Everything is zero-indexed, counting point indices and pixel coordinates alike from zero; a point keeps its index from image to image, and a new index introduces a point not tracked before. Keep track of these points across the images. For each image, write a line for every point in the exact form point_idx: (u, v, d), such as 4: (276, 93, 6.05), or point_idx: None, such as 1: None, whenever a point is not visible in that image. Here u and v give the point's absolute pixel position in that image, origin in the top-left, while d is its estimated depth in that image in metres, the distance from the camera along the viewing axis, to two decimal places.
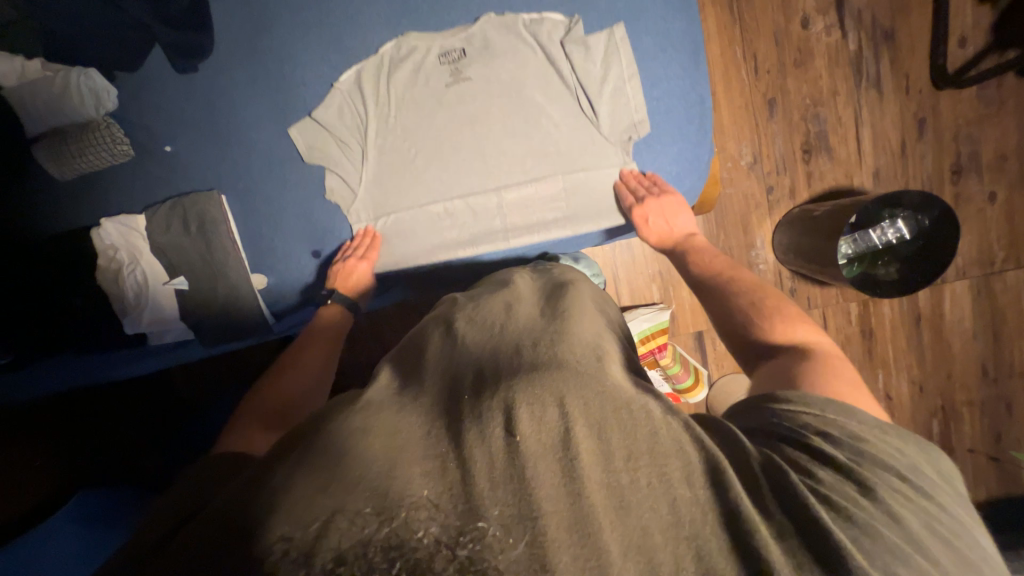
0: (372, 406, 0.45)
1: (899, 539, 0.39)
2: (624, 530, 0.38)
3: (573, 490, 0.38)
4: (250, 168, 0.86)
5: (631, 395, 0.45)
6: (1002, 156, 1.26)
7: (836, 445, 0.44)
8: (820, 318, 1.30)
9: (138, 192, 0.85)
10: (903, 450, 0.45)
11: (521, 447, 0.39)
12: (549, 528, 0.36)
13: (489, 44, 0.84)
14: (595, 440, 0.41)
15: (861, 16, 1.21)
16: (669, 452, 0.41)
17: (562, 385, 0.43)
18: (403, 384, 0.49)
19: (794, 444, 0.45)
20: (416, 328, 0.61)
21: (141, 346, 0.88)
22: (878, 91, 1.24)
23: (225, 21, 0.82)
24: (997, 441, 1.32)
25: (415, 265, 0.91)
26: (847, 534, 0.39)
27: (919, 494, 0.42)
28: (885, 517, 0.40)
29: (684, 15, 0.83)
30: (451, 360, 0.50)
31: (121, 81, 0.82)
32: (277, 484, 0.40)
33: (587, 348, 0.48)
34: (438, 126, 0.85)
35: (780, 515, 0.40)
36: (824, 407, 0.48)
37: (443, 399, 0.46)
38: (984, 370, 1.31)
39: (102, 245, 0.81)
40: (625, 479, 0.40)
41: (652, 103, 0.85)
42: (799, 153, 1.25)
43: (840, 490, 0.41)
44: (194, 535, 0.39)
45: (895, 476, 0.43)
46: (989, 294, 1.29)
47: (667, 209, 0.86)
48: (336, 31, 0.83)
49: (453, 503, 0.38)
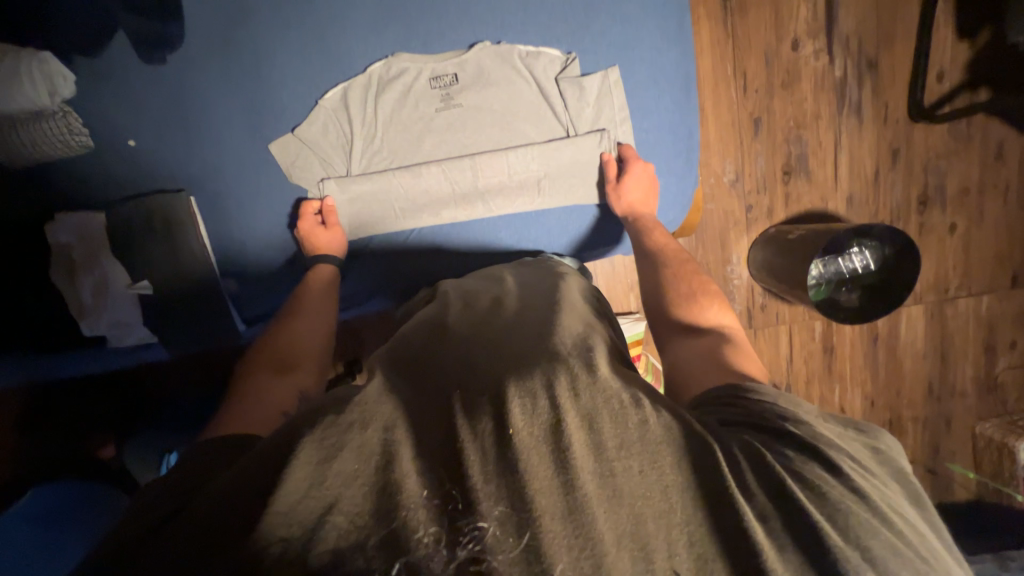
0: (368, 400, 0.44)
1: (866, 515, 0.40)
2: (617, 519, 0.37)
3: (566, 484, 0.37)
4: (223, 168, 0.81)
5: (618, 388, 0.45)
6: (965, 189, 1.32)
7: (812, 431, 0.46)
8: (787, 334, 1.36)
9: (95, 185, 0.79)
10: (864, 441, 0.48)
11: (513, 440, 0.39)
12: (546, 524, 0.36)
13: (482, 72, 0.82)
14: (586, 431, 0.41)
15: (848, 42, 1.23)
16: (660, 442, 0.41)
17: (550, 378, 0.44)
18: (394, 383, 0.48)
19: (772, 432, 0.46)
20: (406, 329, 0.60)
21: (100, 349, 0.83)
22: (858, 118, 1.27)
23: (199, 17, 0.77)
24: (935, 454, 1.42)
25: (398, 250, 0.87)
26: (820, 511, 0.39)
27: (881, 478, 0.44)
28: (853, 496, 0.41)
29: (678, 47, 0.83)
30: (442, 363, 0.50)
31: (79, 65, 0.76)
32: (274, 472, 0.39)
33: (574, 343, 0.51)
34: (426, 151, 0.83)
35: (767, 502, 0.40)
36: (782, 400, 0.49)
37: (433, 399, 0.45)
38: (930, 388, 1.40)
39: (57, 242, 0.77)
40: (617, 468, 0.39)
41: (640, 134, 0.86)
42: (779, 174, 1.28)
43: (827, 482, 0.41)
44: (189, 530, 0.38)
45: (858, 460, 0.45)
46: (941, 319, 1.38)
47: (649, 197, 0.85)
48: (320, 31, 0.79)
49: (449, 501, 0.37)
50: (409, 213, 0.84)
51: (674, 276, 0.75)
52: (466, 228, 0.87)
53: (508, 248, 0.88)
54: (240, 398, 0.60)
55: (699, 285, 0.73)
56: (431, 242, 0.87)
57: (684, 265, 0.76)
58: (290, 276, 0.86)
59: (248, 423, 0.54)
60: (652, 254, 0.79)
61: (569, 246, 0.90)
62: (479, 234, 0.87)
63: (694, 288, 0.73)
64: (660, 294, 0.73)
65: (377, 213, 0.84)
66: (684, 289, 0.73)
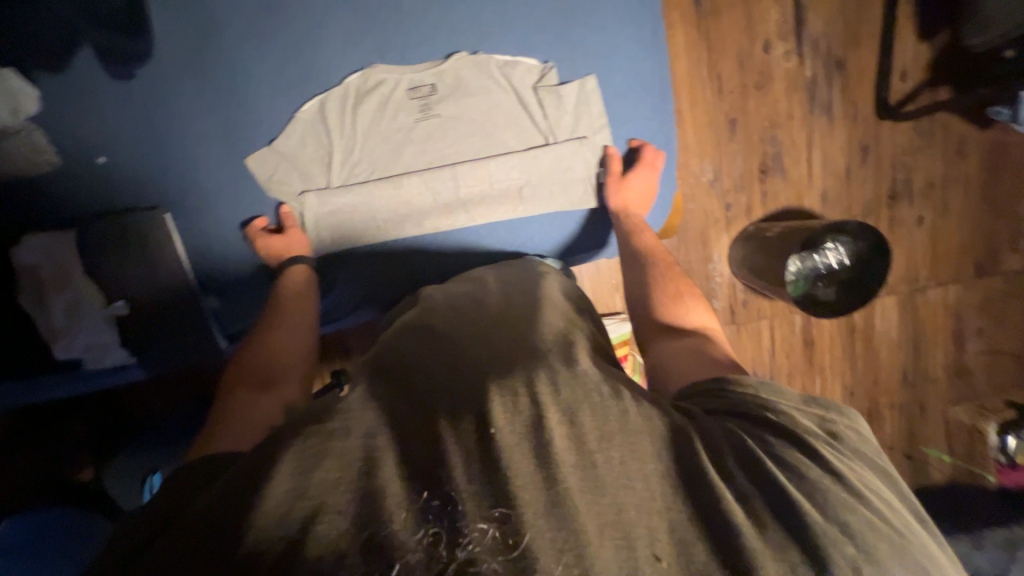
0: (352, 407, 0.43)
1: (839, 491, 0.40)
2: (600, 510, 0.37)
3: (549, 478, 0.38)
4: (200, 183, 0.80)
5: (598, 380, 0.46)
6: (931, 184, 1.38)
7: (786, 416, 0.46)
8: (769, 328, 1.39)
9: (64, 204, 0.77)
10: (841, 422, 0.47)
11: (495, 438, 0.39)
12: (530, 519, 0.36)
13: (461, 82, 0.82)
14: (568, 426, 0.41)
15: (817, 44, 1.27)
16: (641, 431, 0.41)
17: (531, 378, 0.45)
18: (375, 387, 0.47)
19: (754, 420, 0.46)
20: (389, 333, 0.59)
21: (73, 372, 0.80)
22: (829, 117, 1.31)
23: (169, 30, 0.76)
24: (912, 439, 1.47)
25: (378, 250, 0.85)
26: (799, 491, 0.40)
27: (857, 458, 0.44)
28: (831, 478, 0.41)
29: (653, 55, 0.84)
30: (424, 366, 0.49)
31: (43, 81, 0.73)
32: (256, 482, 0.38)
33: (555, 341, 0.52)
34: (407, 161, 0.83)
35: (747, 485, 0.40)
36: (763, 389, 0.49)
37: (416, 401, 0.44)
38: (905, 376, 1.45)
39: (25, 264, 0.74)
40: (599, 460, 0.39)
41: (620, 141, 0.88)
42: (755, 173, 1.31)
43: (805, 465, 0.41)
44: (170, 551, 0.37)
45: (833, 440, 0.45)
46: (913, 309, 1.43)
47: (646, 200, 0.87)
48: (296, 42, 0.78)
49: (435, 502, 0.37)
50: (392, 224, 0.84)
51: (659, 279, 0.76)
52: (448, 231, 0.86)
53: (492, 251, 0.88)
54: (223, 418, 0.59)
55: (681, 287, 0.75)
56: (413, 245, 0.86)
57: (669, 266, 0.78)
58: (261, 283, 0.84)
59: (230, 441, 0.54)
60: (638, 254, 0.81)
61: (554, 249, 0.91)
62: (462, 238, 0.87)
63: (680, 290, 0.74)
64: (643, 295, 0.74)
65: (358, 219, 0.83)
66: (668, 291, 0.74)
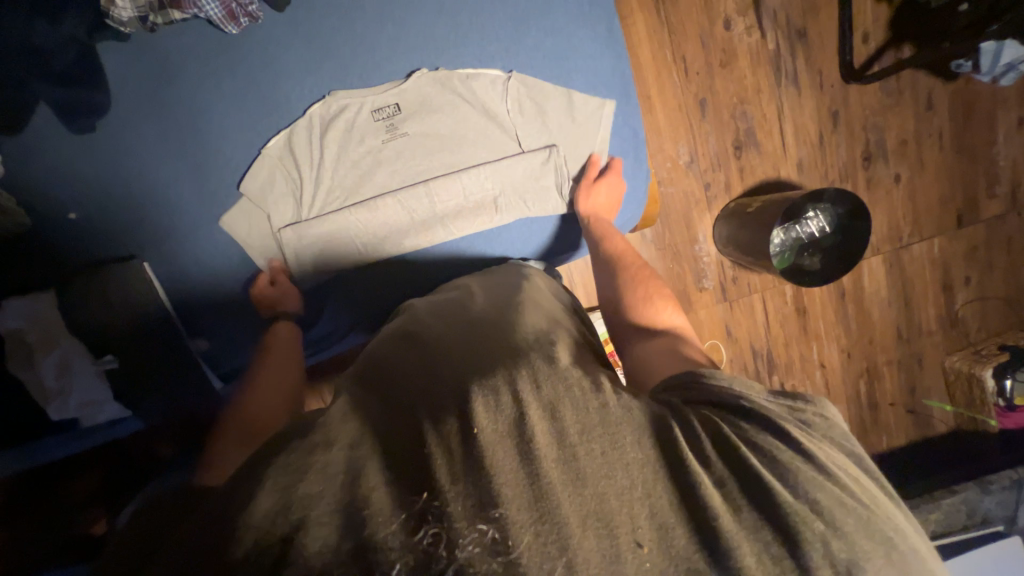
0: (332, 420, 0.44)
1: (807, 469, 0.40)
2: (582, 501, 0.37)
3: (532, 475, 0.37)
4: (174, 228, 0.79)
5: (578, 374, 0.45)
6: (903, 141, 1.39)
7: (763, 406, 0.45)
8: (761, 301, 1.41)
9: (44, 266, 0.77)
10: (809, 412, 0.47)
11: (477, 439, 0.39)
12: (514, 515, 0.35)
13: (423, 97, 0.82)
14: (549, 421, 0.40)
15: (776, 16, 1.27)
16: (620, 422, 0.41)
17: (512, 376, 0.44)
18: (359, 403, 0.47)
19: (736, 415, 0.45)
20: (372, 346, 0.59)
21: (69, 429, 0.80)
22: (796, 87, 1.32)
23: (125, 78, 0.75)
24: (913, 393, 1.50)
25: (356, 270, 0.86)
26: (771, 473, 0.40)
27: (830, 445, 0.44)
28: (801, 459, 0.41)
29: (612, 51, 0.86)
30: (409, 377, 0.49)
31: (5, 144, 0.73)
32: (240, 501, 0.38)
33: (540, 337, 0.51)
34: (379, 179, 0.83)
35: (725, 467, 0.40)
36: (736, 384, 0.48)
37: (398, 416, 0.44)
38: (899, 332, 1.47)
39: (7, 330, 0.74)
40: (580, 452, 0.39)
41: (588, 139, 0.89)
42: (730, 150, 1.32)
43: (778, 447, 0.42)
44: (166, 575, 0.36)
45: (806, 429, 0.45)
46: (899, 266, 1.45)
47: (613, 206, 0.89)
48: (254, 77, 0.78)
49: (419, 510, 0.36)
50: (372, 245, 0.85)
51: (629, 281, 0.77)
52: (426, 243, 0.86)
53: (473, 257, 0.89)
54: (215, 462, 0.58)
55: (650, 284, 0.75)
56: (397, 260, 0.86)
57: (638, 268, 0.78)
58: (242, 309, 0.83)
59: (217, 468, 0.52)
60: (608, 256, 0.81)
61: (534, 249, 0.92)
62: (441, 248, 0.87)
63: (650, 290, 0.75)
64: (617, 292, 0.76)
65: (335, 243, 0.83)
66: (640, 288, 0.75)
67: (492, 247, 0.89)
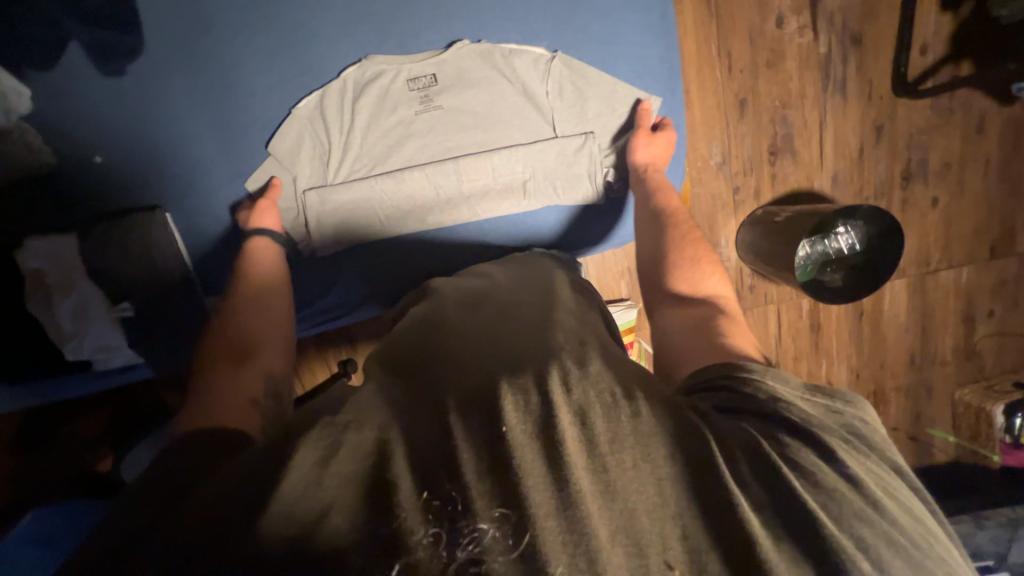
0: (362, 401, 0.44)
1: (857, 499, 0.40)
2: (612, 515, 0.36)
3: (560, 481, 0.36)
4: (198, 183, 0.79)
5: (609, 380, 0.44)
6: (947, 163, 1.33)
7: (798, 411, 0.45)
8: (775, 312, 1.38)
9: (64, 208, 0.76)
10: (847, 412, 0.47)
11: (506, 436, 0.38)
12: (542, 521, 0.35)
13: (463, 73, 0.80)
14: (579, 427, 0.40)
15: (833, 18, 1.21)
16: (652, 434, 0.40)
17: (543, 375, 0.43)
18: (387, 386, 0.47)
19: (778, 424, 0.44)
20: (401, 325, 0.59)
21: (86, 371, 0.81)
22: (843, 95, 1.26)
23: (157, 21, 0.73)
24: (917, 421, 1.48)
25: (383, 239, 0.84)
26: (815, 500, 0.39)
27: (877, 457, 0.44)
28: (847, 484, 0.40)
29: (660, 42, 0.83)
30: (437, 362, 0.49)
31: (34, 79, 0.71)
32: (269, 475, 0.38)
33: (571, 336, 0.51)
34: (411, 151, 0.81)
35: (761, 493, 0.40)
36: (768, 374, 0.49)
37: (425, 405, 0.43)
38: (912, 358, 1.45)
39: (29, 268, 0.74)
40: (610, 464, 0.38)
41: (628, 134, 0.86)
42: (765, 155, 1.28)
43: (823, 470, 0.41)
44: (182, 535, 0.36)
45: (855, 440, 0.44)
46: (922, 292, 1.41)
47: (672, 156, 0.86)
48: (289, 35, 0.75)
49: (443, 504, 0.35)
50: (393, 219, 0.83)
51: (677, 242, 0.75)
52: (450, 222, 0.85)
53: (495, 241, 0.87)
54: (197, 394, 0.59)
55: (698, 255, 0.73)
56: (422, 234, 0.85)
57: (689, 229, 0.76)
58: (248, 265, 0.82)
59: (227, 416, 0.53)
60: (661, 213, 0.80)
61: (557, 238, 0.89)
62: (464, 228, 0.86)
63: (697, 253, 0.73)
64: (654, 271, 0.74)
65: (361, 214, 0.82)
66: (683, 256, 0.73)
67: (517, 232, 0.88)
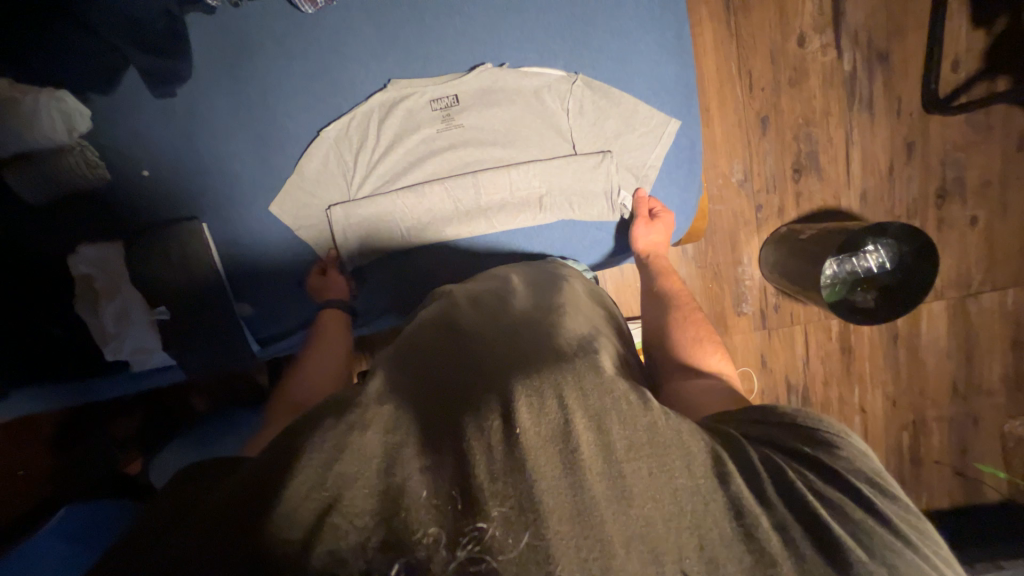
0: (369, 399, 0.44)
1: (884, 531, 0.38)
2: (625, 521, 0.35)
3: (575, 486, 0.36)
4: (233, 195, 0.83)
5: (624, 387, 0.44)
6: (986, 181, 1.28)
7: (827, 454, 0.43)
8: (802, 334, 1.33)
9: (112, 219, 0.82)
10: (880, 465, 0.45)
11: (521, 438, 0.38)
12: (552, 526, 0.34)
13: (483, 92, 0.83)
14: (595, 432, 0.39)
15: (857, 36, 1.20)
16: (671, 445, 0.39)
17: (560, 382, 0.42)
18: (396, 386, 0.47)
19: (799, 459, 0.43)
20: (413, 324, 0.60)
21: (123, 371, 0.86)
22: (870, 111, 1.24)
23: (207, 51, 0.80)
24: (964, 455, 1.37)
25: (401, 252, 0.88)
26: (845, 529, 0.38)
27: (904, 498, 0.42)
28: (875, 518, 0.39)
29: (678, 60, 0.85)
30: (449, 369, 0.49)
31: (95, 102, 0.79)
32: (277, 477, 0.38)
33: (583, 342, 0.51)
34: (432, 166, 0.84)
35: (789, 514, 0.38)
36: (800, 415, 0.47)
37: (439, 411, 0.43)
38: (955, 387, 1.36)
39: (80, 273, 0.80)
40: (626, 470, 0.38)
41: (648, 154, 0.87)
42: (788, 173, 1.26)
43: (851, 507, 0.40)
44: (197, 531, 0.37)
45: (880, 481, 0.43)
46: (964, 315, 1.33)
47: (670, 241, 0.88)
48: (324, 60, 0.81)
49: (453, 502, 0.36)
50: (413, 231, 0.86)
51: (683, 321, 0.76)
52: (464, 232, 0.87)
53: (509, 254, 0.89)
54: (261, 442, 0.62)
55: (703, 330, 0.74)
56: (436, 247, 0.88)
57: (692, 310, 0.78)
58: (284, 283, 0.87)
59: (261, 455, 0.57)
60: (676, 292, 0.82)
61: (573, 251, 0.90)
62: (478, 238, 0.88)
63: (701, 333, 0.74)
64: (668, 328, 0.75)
65: (382, 228, 0.86)
66: (693, 332, 0.74)
67: (532, 246, 0.89)
